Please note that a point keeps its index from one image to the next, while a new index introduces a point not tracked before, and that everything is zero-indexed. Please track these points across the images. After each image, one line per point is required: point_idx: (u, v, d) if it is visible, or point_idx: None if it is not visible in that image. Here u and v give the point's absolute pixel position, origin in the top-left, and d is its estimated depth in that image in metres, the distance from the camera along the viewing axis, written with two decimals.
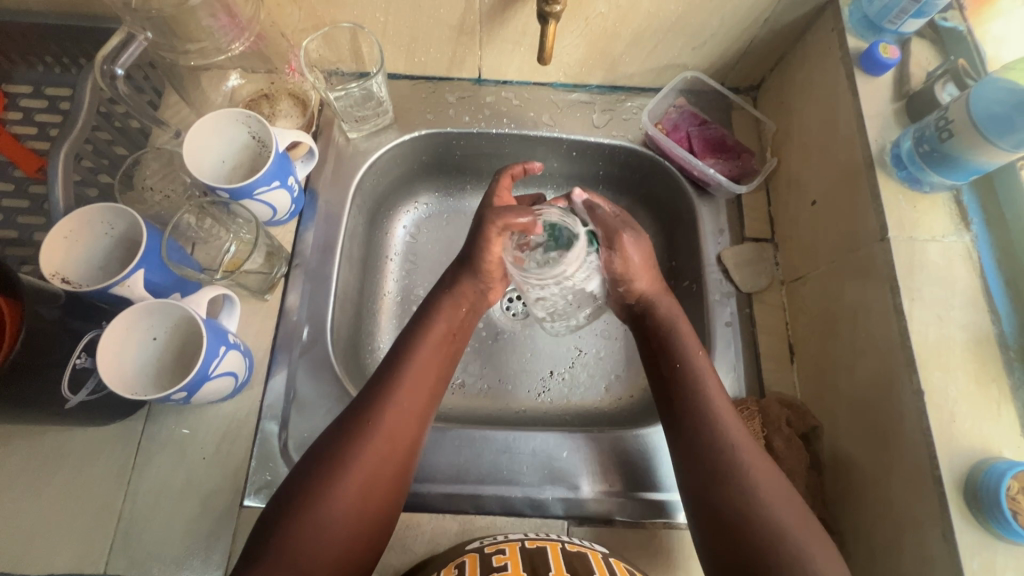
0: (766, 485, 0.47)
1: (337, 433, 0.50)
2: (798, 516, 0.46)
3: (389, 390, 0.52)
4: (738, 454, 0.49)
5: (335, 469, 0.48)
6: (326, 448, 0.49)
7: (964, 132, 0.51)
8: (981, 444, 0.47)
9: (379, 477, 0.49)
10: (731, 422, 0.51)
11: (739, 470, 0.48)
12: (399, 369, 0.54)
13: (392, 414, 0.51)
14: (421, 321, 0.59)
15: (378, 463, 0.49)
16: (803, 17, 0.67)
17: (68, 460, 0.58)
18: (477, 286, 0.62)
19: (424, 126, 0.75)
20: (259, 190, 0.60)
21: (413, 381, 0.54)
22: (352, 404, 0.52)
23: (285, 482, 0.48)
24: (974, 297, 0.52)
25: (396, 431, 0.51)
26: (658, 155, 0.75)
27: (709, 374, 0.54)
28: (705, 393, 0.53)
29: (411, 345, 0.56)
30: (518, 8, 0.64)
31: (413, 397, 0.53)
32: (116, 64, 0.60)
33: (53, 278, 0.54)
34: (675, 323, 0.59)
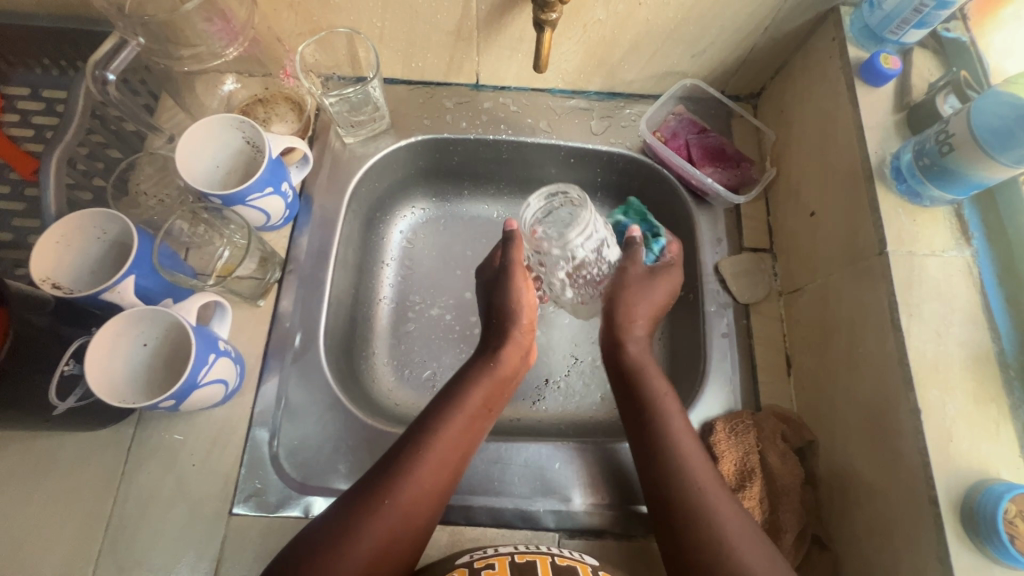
0: (727, 511, 0.48)
1: (362, 499, 0.48)
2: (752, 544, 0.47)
3: (417, 460, 0.51)
4: (699, 483, 0.50)
5: (346, 542, 0.45)
6: (340, 517, 0.47)
7: (964, 147, 0.50)
8: (978, 464, 0.46)
9: (387, 557, 0.47)
10: (692, 449, 0.53)
11: (703, 503, 0.49)
12: (431, 440, 0.52)
13: (415, 489, 0.49)
14: (460, 389, 0.57)
15: (388, 544, 0.47)
16: (804, 25, 0.66)
17: (57, 465, 0.58)
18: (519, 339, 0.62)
19: (420, 131, 0.75)
20: (251, 196, 0.60)
21: (442, 456, 0.52)
22: (380, 466, 0.51)
23: (291, 540, 0.47)
24: (974, 313, 0.51)
25: (414, 510, 0.49)
26: (656, 163, 0.74)
27: (665, 392, 0.57)
28: (675, 434, 0.54)
29: (447, 415, 0.54)
30: (514, 14, 0.64)
31: (440, 473, 0.51)
32: (108, 69, 0.59)
33: (43, 283, 0.53)
34: (649, 364, 0.60)
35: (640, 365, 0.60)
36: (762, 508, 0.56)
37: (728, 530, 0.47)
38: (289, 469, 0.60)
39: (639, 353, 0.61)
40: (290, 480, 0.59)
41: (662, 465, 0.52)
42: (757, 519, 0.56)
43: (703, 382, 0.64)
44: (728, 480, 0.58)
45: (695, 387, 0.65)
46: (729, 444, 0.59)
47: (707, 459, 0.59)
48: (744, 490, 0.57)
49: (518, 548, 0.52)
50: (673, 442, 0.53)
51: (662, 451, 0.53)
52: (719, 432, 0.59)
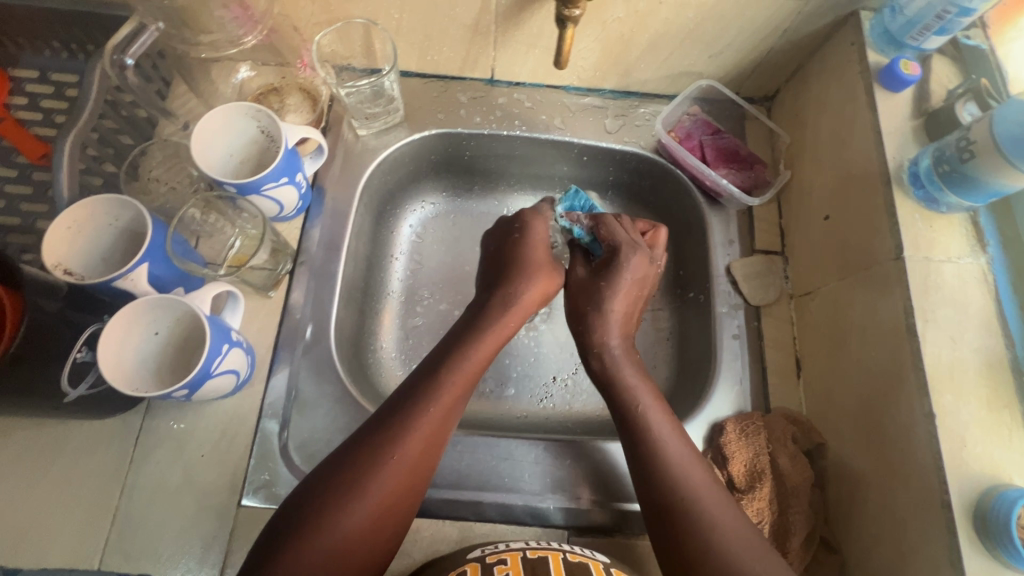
0: (715, 507, 0.48)
1: (357, 451, 0.49)
2: (731, 516, 0.48)
3: (411, 411, 0.51)
4: (678, 465, 0.51)
5: (352, 491, 0.47)
6: (345, 465, 0.48)
7: (986, 154, 0.50)
8: (990, 469, 0.46)
9: (395, 504, 0.48)
10: (665, 429, 0.54)
11: (684, 495, 0.49)
12: (436, 386, 0.53)
13: (420, 436, 0.50)
14: (469, 336, 0.57)
15: (395, 491, 0.48)
16: (823, 28, 0.66)
17: (63, 452, 0.57)
18: (536, 298, 0.62)
19: (434, 125, 0.74)
20: (266, 185, 0.60)
21: (449, 403, 0.53)
22: (375, 419, 0.51)
23: (296, 492, 0.48)
24: (988, 319, 0.51)
25: (421, 457, 0.50)
26: (670, 163, 0.74)
27: (641, 385, 0.57)
28: (648, 413, 0.54)
29: (454, 362, 0.55)
30: (534, 10, 0.63)
31: (445, 420, 0.52)
32: (126, 54, 0.59)
33: (56, 269, 0.52)
34: (626, 358, 0.59)
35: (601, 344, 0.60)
36: (771, 509, 0.57)
37: (693, 485, 0.50)
38: (299, 461, 0.59)
39: (622, 353, 0.59)
40: (300, 472, 0.59)
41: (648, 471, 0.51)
42: (766, 519, 0.56)
43: (713, 382, 0.64)
44: (738, 481, 0.58)
45: (705, 387, 0.65)
46: (740, 444, 0.59)
47: (717, 459, 0.59)
48: (754, 491, 0.57)
49: (530, 544, 0.52)
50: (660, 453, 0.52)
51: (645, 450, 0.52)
52: (730, 433, 0.60)
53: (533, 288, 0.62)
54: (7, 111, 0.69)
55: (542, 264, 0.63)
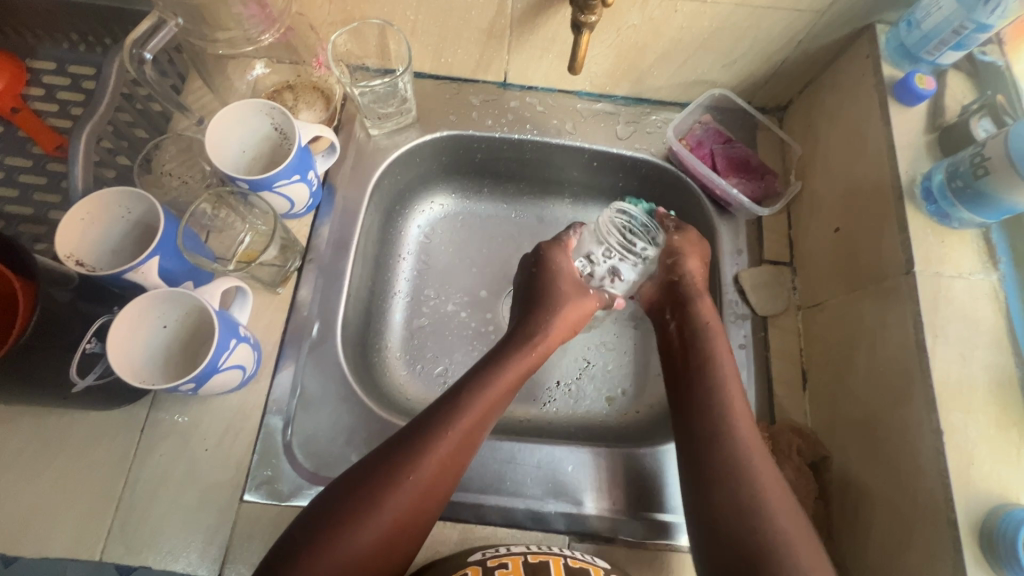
0: (768, 480, 0.50)
1: (382, 466, 0.49)
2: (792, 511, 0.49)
3: (439, 433, 0.51)
4: (744, 449, 0.52)
5: (368, 508, 0.47)
6: (362, 479, 0.49)
7: (1000, 171, 0.50)
8: (998, 488, 0.46)
9: (406, 524, 0.49)
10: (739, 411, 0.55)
11: (752, 469, 0.51)
12: (470, 404, 0.54)
13: (437, 460, 0.50)
14: (493, 366, 0.58)
15: (408, 510, 0.49)
16: (839, 40, 0.66)
17: (69, 441, 0.58)
18: (562, 327, 0.64)
19: (446, 127, 0.75)
20: (278, 183, 0.60)
21: (471, 430, 0.53)
22: (403, 434, 0.52)
23: (311, 505, 0.48)
24: (998, 336, 0.51)
25: (438, 479, 0.50)
26: (681, 171, 0.74)
27: (731, 373, 0.58)
28: (734, 409, 0.55)
29: (479, 392, 0.55)
30: (549, 15, 0.63)
31: (466, 447, 0.52)
32: (145, 49, 0.59)
33: (68, 259, 0.53)
34: (717, 330, 0.62)
35: (703, 329, 0.61)
36: None
37: (743, 443, 0.53)
38: (302, 458, 0.60)
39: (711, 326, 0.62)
40: (302, 469, 0.59)
41: (719, 434, 0.54)
42: None
43: None
44: None
45: None
46: None
47: None
48: None
49: (531, 548, 0.52)
50: (727, 411, 0.55)
51: (716, 438, 0.54)
52: None
53: (559, 318, 0.64)
54: (23, 101, 0.70)
55: (569, 292, 0.65)
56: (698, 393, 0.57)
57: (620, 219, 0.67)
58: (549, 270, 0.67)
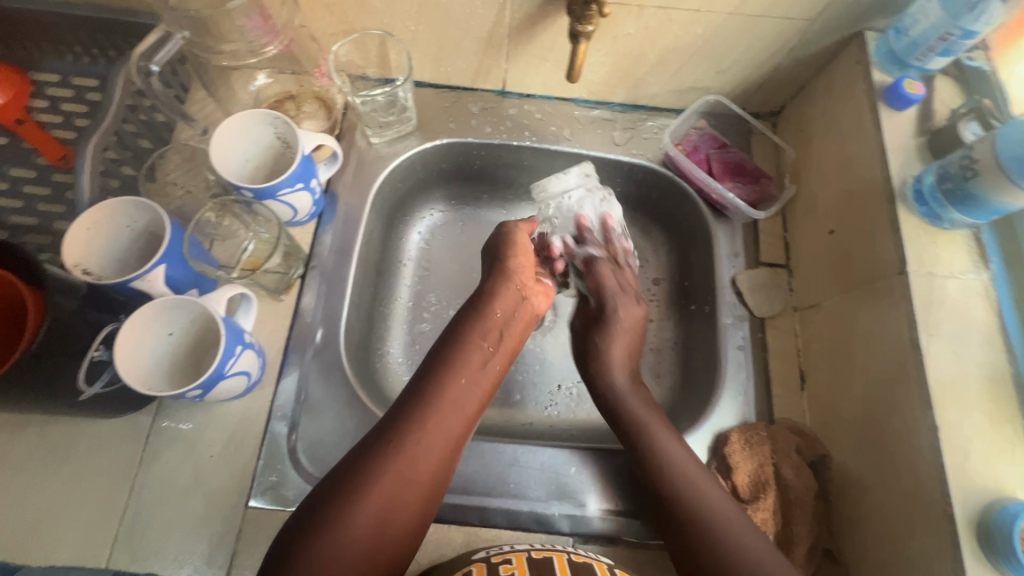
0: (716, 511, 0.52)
1: (370, 446, 0.50)
2: (737, 515, 0.52)
3: (420, 409, 0.53)
4: (687, 479, 0.54)
5: (360, 487, 0.48)
6: (347, 471, 0.49)
7: (988, 173, 0.51)
8: (994, 483, 0.47)
9: (401, 501, 0.49)
10: (667, 438, 0.58)
11: (694, 506, 0.52)
12: (445, 379, 0.55)
13: (422, 434, 0.52)
14: (455, 344, 0.59)
15: (400, 485, 0.49)
16: (830, 47, 0.67)
17: (75, 449, 0.58)
18: (513, 294, 0.64)
19: (446, 135, 0.76)
20: (282, 191, 0.61)
21: (445, 405, 0.54)
22: (386, 416, 0.53)
23: (307, 498, 0.48)
24: (991, 334, 0.52)
25: (420, 455, 0.51)
26: (676, 176, 0.76)
27: (632, 392, 0.63)
28: (647, 421, 0.59)
29: (445, 369, 0.56)
30: (546, 25, 0.65)
31: (444, 421, 0.53)
32: (152, 61, 0.62)
33: (75, 268, 0.53)
34: (642, 407, 0.61)
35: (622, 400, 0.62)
36: (776, 521, 0.57)
37: (688, 476, 0.55)
38: (306, 463, 0.60)
39: (627, 385, 0.64)
40: (307, 474, 0.59)
41: (668, 496, 0.54)
42: (771, 530, 0.57)
43: (717, 392, 0.65)
44: (742, 491, 0.58)
45: (710, 397, 0.66)
46: (743, 455, 0.59)
47: (722, 469, 0.60)
48: (758, 502, 0.57)
49: (535, 545, 0.53)
50: (666, 464, 0.56)
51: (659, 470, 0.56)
52: (734, 443, 0.60)
53: (519, 279, 0.66)
54: (28, 113, 0.70)
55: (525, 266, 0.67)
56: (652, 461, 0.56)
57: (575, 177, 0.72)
58: (498, 232, 0.69)
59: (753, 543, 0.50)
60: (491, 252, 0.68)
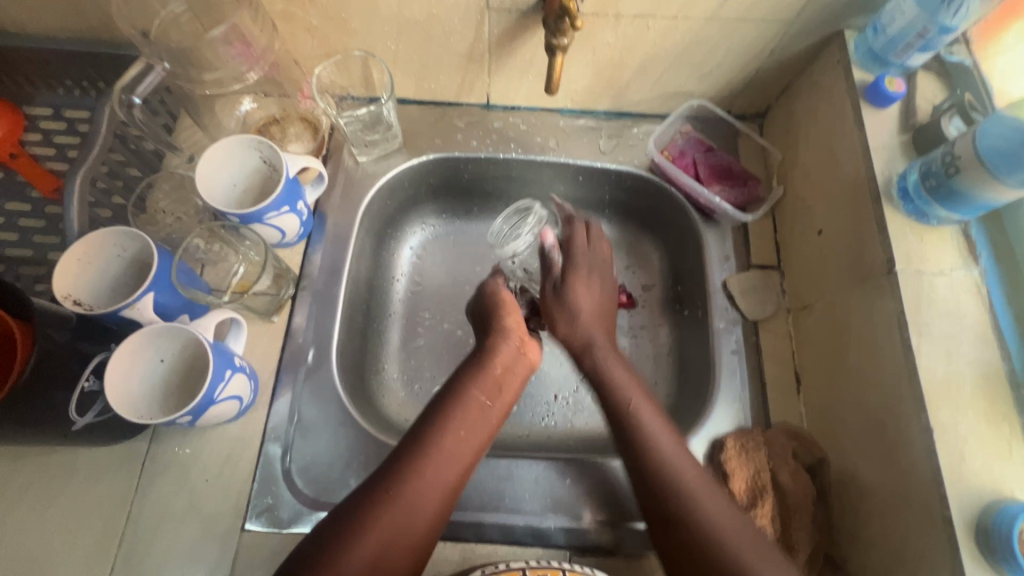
0: (706, 496, 0.51)
1: (364, 498, 0.50)
2: (733, 518, 0.50)
3: (417, 463, 0.52)
4: (670, 461, 0.53)
5: (349, 541, 0.47)
6: (337, 531, 0.48)
7: (971, 168, 0.51)
8: (992, 485, 0.46)
9: (386, 558, 0.48)
10: (659, 429, 0.56)
11: (677, 483, 0.52)
12: (443, 434, 0.54)
13: (414, 489, 0.51)
14: (454, 397, 0.57)
15: (388, 541, 0.48)
16: (810, 47, 0.67)
17: (73, 478, 0.58)
18: (512, 348, 0.63)
19: (432, 150, 0.76)
20: (268, 214, 0.61)
21: (442, 461, 0.53)
22: (383, 466, 0.53)
23: (301, 545, 0.48)
24: (983, 331, 0.51)
25: (413, 512, 0.50)
26: (664, 181, 0.75)
27: (625, 375, 0.61)
28: (637, 410, 0.57)
29: (444, 424, 0.55)
30: (525, 38, 0.65)
31: (438, 476, 0.52)
32: (134, 94, 0.61)
33: (65, 300, 0.54)
34: (607, 356, 0.63)
35: (586, 345, 0.64)
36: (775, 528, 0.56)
37: (683, 479, 0.52)
38: (301, 484, 0.60)
39: (608, 354, 0.63)
40: (302, 495, 0.59)
41: (653, 484, 0.52)
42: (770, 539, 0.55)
43: (712, 398, 0.64)
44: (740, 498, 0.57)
45: (705, 404, 0.65)
46: (739, 461, 0.58)
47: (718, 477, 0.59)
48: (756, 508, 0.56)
49: (530, 562, 0.54)
50: (658, 462, 0.53)
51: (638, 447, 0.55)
52: (730, 449, 0.59)
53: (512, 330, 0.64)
54: (22, 147, 0.72)
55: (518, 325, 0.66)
56: (642, 454, 0.54)
57: (504, 220, 0.67)
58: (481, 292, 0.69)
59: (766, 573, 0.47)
60: (482, 310, 0.67)
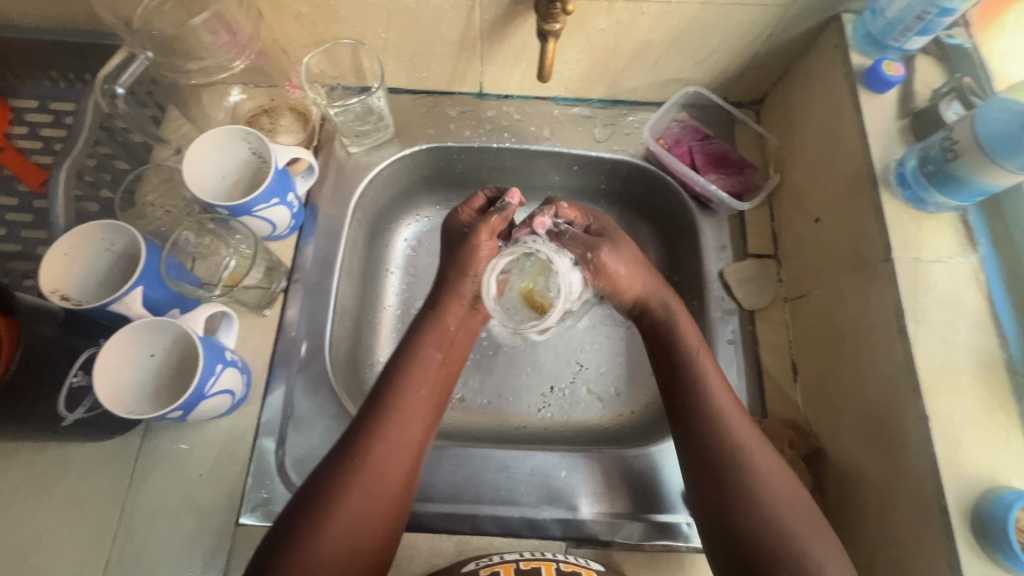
0: (757, 453, 0.50)
1: (334, 465, 0.49)
2: (786, 484, 0.49)
3: (379, 420, 0.52)
4: (727, 416, 0.52)
5: (327, 509, 0.47)
6: (310, 501, 0.47)
7: (969, 153, 0.50)
8: (988, 472, 0.46)
9: (370, 516, 0.48)
10: (717, 385, 0.54)
11: (721, 435, 0.51)
12: (401, 389, 0.54)
13: (383, 445, 0.51)
14: (409, 352, 0.57)
15: (368, 498, 0.49)
16: (807, 32, 0.66)
17: (65, 474, 0.58)
18: (464, 305, 0.61)
19: (424, 140, 0.75)
20: (258, 207, 0.60)
21: (404, 415, 0.53)
22: (345, 433, 0.52)
23: (276, 524, 0.47)
24: (981, 318, 0.51)
25: (388, 468, 0.50)
26: (659, 170, 0.74)
27: (691, 331, 0.58)
28: (698, 361, 0.55)
29: (399, 380, 0.55)
30: (518, 24, 0.64)
31: (405, 429, 0.53)
32: (117, 83, 0.61)
33: (53, 295, 0.53)
34: (682, 315, 0.59)
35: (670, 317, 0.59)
36: None
37: (732, 432, 0.51)
38: (295, 478, 0.60)
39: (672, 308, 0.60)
40: (296, 489, 0.59)
41: (704, 429, 0.52)
42: None
43: None
44: None
45: None
46: None
47: None
48: None
49: (523, 553, 0.54)
50: (720, 413, 0.52)
51: (694, 403, 0.53)
52: None
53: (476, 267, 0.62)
54: (8, 140, 0.71)
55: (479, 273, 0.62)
56: (697, 406, 0.53)
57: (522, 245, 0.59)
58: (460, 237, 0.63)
59: (819, 552, 0.45)
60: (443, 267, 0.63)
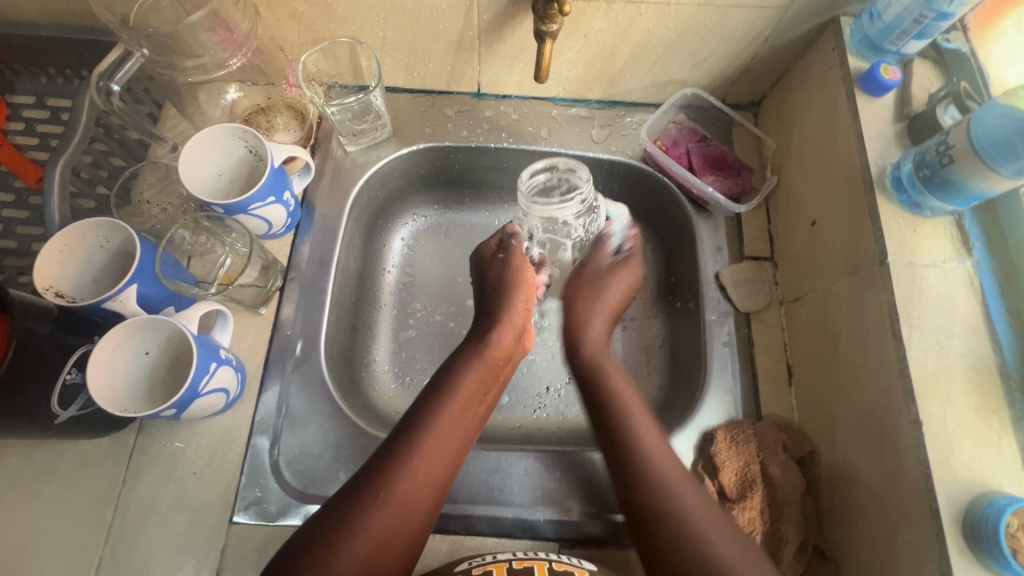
0: (685, 494, 0.51)
1: (363, 486, 0.49)
2: (719, 524, 0.49)
3: (414, 447, 0.52)
4: (669, 480, 0.52)
5: (350, 528, 0.47)
6: (336, 520, 0.47)
7: (965, 158, 0.50)
8: (980, 477, 0.46)
9: (389, 540, 0.48)
10: (650, 434, 0.56)
11: (665, 490, 0.51)
12: (439, 419, 0.54)
13: (416, 472, 0.51)
14: (451, 381, 0.58)
15: (393, 521, 0.48)
16: (804, 35, 0.66)
17: (60, 470, 0.58)
18: (514, 336, 0.63)
19: (422, 140, 0.75)
20: (253, 205, 0.60)
21: (437, 445, 0.53)
22: (380, 455, 0.52)
23: (295, 536, 0.47)
24: (975, 323, 0.51)
25: (415, 495, 0.50)
26: (657, 171, 0.74)
27: (619, 377, 0.61)
28: (631, 414, 0.57)
29: (438, 409, 0.55)
30: (516, 24, 0.64)
31: (438, 460, 0.52)
32: (112, 80, 0.60)
33: (47, 292, 0.53)
34: (603, 357, 0.64)
35: (594, 358, 0.63)
36: (763, 519, 0.56)
37: (665, 475, 0.52)
38: (289, 477, 0.60)
39: (603, 338, 0.66)
40: (290, 488, 0.59)
41: (627, 474, 0.54)
42: (759, 529, 0.55)
43: (703, 391, 0.64)
44: (730, 491, 0.57)
45: (695, 396, 0.65)
46: (730, 454, 0.58)
47: (708, 470, 0.59)
48: (746, 500, 0.56)
49: (515, 554, 0.54)
50: (644, 459, 0.54)
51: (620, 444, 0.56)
52: (721, 442, 0.59)
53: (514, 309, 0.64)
54: (5, 136, 0.71)
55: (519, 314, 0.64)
56: (619, 451, 0.55)
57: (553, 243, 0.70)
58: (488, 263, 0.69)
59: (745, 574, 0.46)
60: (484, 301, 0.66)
